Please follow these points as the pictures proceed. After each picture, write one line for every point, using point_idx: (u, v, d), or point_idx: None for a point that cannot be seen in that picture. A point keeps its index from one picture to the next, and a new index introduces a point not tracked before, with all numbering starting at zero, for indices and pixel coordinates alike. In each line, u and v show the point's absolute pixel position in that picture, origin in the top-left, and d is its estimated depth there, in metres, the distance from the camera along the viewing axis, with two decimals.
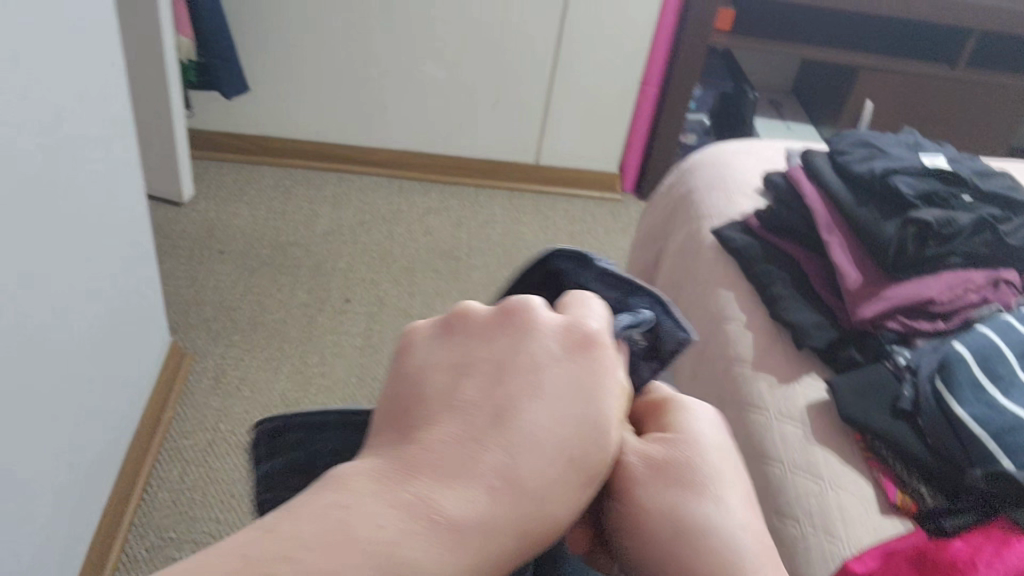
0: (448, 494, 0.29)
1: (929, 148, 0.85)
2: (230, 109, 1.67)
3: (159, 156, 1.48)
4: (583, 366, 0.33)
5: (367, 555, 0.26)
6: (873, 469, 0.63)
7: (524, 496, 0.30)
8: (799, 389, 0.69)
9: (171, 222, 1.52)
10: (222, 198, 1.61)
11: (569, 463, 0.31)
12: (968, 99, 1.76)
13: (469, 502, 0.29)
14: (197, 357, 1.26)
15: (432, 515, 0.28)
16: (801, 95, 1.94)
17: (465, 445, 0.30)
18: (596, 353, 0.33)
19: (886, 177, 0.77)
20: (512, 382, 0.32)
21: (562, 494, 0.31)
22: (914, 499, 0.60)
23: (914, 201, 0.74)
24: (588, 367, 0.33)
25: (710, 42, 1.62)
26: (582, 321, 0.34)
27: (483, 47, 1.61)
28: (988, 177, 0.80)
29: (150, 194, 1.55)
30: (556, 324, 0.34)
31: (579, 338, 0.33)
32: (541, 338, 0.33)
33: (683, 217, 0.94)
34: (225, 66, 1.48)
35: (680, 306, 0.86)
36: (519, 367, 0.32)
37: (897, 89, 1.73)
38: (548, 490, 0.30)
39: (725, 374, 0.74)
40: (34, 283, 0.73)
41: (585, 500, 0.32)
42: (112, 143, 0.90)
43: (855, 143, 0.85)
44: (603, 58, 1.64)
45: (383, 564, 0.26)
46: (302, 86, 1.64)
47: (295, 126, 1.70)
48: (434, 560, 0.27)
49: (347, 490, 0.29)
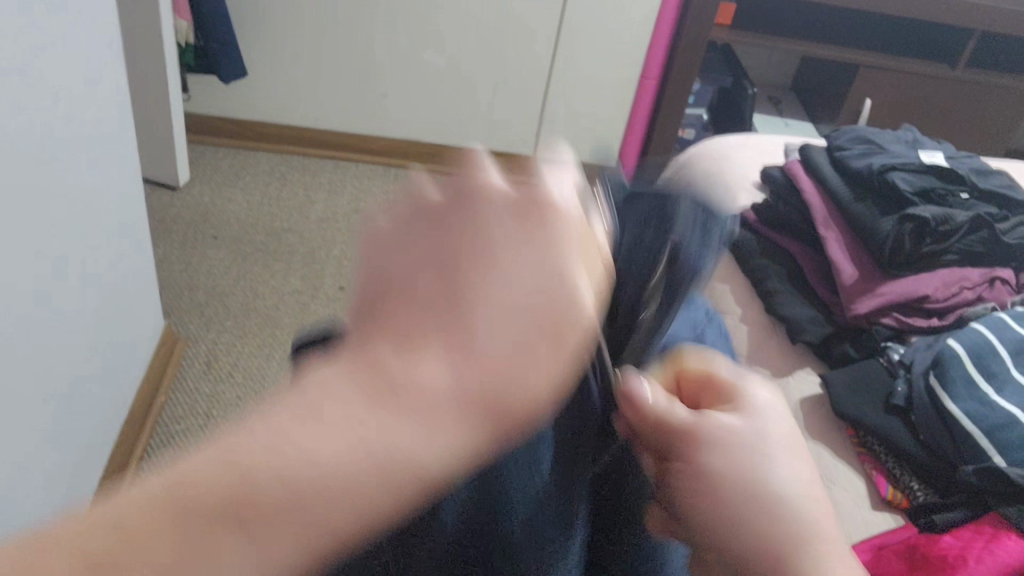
0: (419, 366, 0.26)
1: (927, 146, 0.85)
2: (227, 94, 1.66)
3: (154, 140, 1.48)
4: (541, 228, 0.30)
5: (339, 439, 0.24)
6: (865, 464, 0.63)
7: (497, 372, 0.27)
8: (792, 382, 0.70)
9: (166, 206, 1.51)
10: (218, 183, 1.60)
11: (541, 332, 0.28)
12: (967, 99, 1.76)
13: (438, 373, 0.26)
14: (190, 343, 1.26)
15: (401, 390, 0.26)
16: (800, 92, 1.94)
17: (427, 324, 0.27)
18: (555, 215, 0.30)
19: (884, 172, 0.77)
20: (488, 275, 0.28)
21: (536, 365, 0.28)
22: (905, 494, 0.60)
23: (911, 198, 0.74)
24: (547, 230, 0.30)
25: (710, 37, 1.62)
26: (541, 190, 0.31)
27: (483, 36, 1.60)
28: (986, 175, 0.80)
29: (145, 177, 1.55)
30: (510, 192, 0.31)
31: (537, 204, 0.30)
32: (494, 205, 0.30)
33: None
34: (223, 51, 1.47)
35: None
36: (474, 236, 0.29)
37: (896, 89, 1.72)
38: (520, 365, 0.27)
39: None
40: (28, 262, 0.73)
41: (564, 373, 0.29)
42: (108, 124, 0.90)
43: (854, 139, 0.85)
44: (602, 51, 1.63)
45: (355, 448, 0.24)
46: (301, 72, 1.63)
47: (293, 112, 1.69)
48: (409, 439, 0.25)
49: (317, 381, 0.26)
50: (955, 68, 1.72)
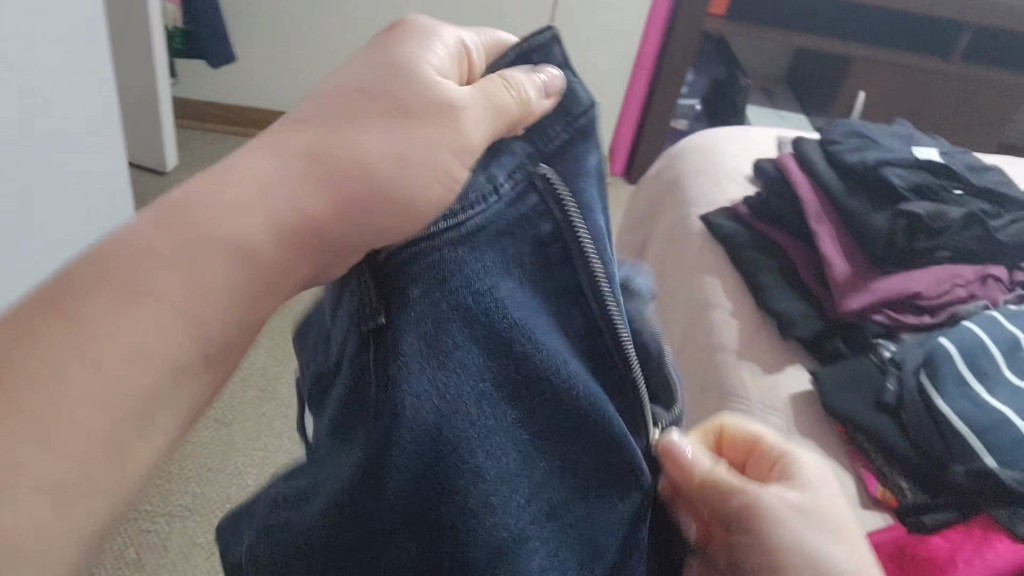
0: (263, 168, 0.31)
1: (921, 140, 0.84)
2: (216, 77, 1.64)
3: (141, 123, 1.46)
4: (405, 62, 0.36)
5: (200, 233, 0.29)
6: (854, 463, 0.63)
7: (363, 178, 0.33)
8: (781, 379, 0.69)
9: (152, 190, 1.49)
10: (205, 167, 1.58)
11: (406, 143, 0.34)
12: (961, 93, 1.76)
13: (279, 170, 0.31)
14: None
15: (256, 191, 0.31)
16: (794, 84, 1.93)
17: (290, 143, 0.33)
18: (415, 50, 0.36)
19: (877, 167, 0.76)
20: (373, 119, 0.34)
21: (407, 174, 0.33)
22: (894, 493, 0.60)
23: (904, 193, 0.74)
24: (408, 61, 0.36)
25: (704, 27, 1.61)
26: (411, 39, 0.37)
27: (476, 23, 1.59)
28: (980, 171, 0.80)
29: (131, 161, 1.52)
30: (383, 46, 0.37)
31: (401, 50, 0.37)
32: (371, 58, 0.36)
33: (671, 201, 0.93)
34: (212, 34, 1.46)
35: (665, 290, 0.85)
36: (352, 82, 0.35)
37: (889, 82, 1.72)
38: (390, 176, 0.33)
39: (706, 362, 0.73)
40: None
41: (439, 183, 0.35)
42: None
43: (848, 132, 0.84)
44: (597, 40, 1.62)
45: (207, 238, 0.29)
46: (291, 57, 1.61)
47: (283, 97, 1.67)
48: (260, 230, 0.30)
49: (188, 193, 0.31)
50: (948, 61, 1.72)
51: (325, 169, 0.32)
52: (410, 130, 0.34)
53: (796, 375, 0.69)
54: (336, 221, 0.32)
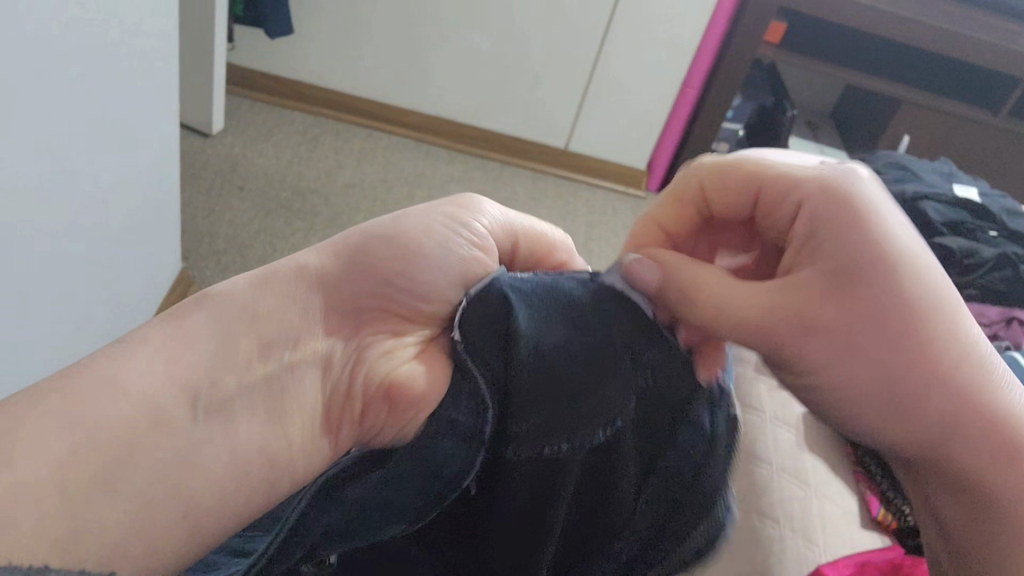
0: (208, 335, 0.40)
1: (960, 179, 0.95)
2: (272, 49, 1.68)
3: (193, 88, 1.49)
4: None
5: (189, 362, 0.39)
6: (861, 486, 0.70)
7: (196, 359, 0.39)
8: (818, 503, 0.67)
9: (197, 152, 1.53)
10: (251, 135, 1.61)
11: (205, 350, 0.40)
12: (1005, 145, 1.76)
13: (175, 368, 0.38)
14: (203, 288, 1.27)
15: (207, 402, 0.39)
16: (839, 121, 1.95)
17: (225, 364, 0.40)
18: None
19: (916, 201, 0.87)
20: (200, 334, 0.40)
21: (194, 386, 0.39)
22: (895, 517, 0.67)
23: (939, 227, 0.84)
24: None
25: (757, 54, 1.63)
26: None
27: (529, 27, 1.61)
28: (1015, 215, 0.90)
29: (181, 122, 1.56)
30: None
31: None
32: None
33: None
34: (274, 6, 1.49)
35: None
36: (202, 315, 0.41)
37: (934, 127, 1.73)
38: (201, 346, 0.40)
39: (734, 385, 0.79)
40: (47, 172, 0.75)
41: (237, 343, 0.41)
42: (151, 64, 0.92)
43: (890, 163, 0.96)
44: (649, 55, 1.64)
45: (177, 364, 0.39)
46: (348, 37, 1.65)
47: (333, 74, 1.71)
48: (176, 374, 0.38)
49: (169, 344, 0.39)
50: (997, 114, 1.72)
51: (226, 354, 0.40)
52: (214, 394, 0.39)
53: (786, 444, 0.72)
54: (201, 393, 0.39)
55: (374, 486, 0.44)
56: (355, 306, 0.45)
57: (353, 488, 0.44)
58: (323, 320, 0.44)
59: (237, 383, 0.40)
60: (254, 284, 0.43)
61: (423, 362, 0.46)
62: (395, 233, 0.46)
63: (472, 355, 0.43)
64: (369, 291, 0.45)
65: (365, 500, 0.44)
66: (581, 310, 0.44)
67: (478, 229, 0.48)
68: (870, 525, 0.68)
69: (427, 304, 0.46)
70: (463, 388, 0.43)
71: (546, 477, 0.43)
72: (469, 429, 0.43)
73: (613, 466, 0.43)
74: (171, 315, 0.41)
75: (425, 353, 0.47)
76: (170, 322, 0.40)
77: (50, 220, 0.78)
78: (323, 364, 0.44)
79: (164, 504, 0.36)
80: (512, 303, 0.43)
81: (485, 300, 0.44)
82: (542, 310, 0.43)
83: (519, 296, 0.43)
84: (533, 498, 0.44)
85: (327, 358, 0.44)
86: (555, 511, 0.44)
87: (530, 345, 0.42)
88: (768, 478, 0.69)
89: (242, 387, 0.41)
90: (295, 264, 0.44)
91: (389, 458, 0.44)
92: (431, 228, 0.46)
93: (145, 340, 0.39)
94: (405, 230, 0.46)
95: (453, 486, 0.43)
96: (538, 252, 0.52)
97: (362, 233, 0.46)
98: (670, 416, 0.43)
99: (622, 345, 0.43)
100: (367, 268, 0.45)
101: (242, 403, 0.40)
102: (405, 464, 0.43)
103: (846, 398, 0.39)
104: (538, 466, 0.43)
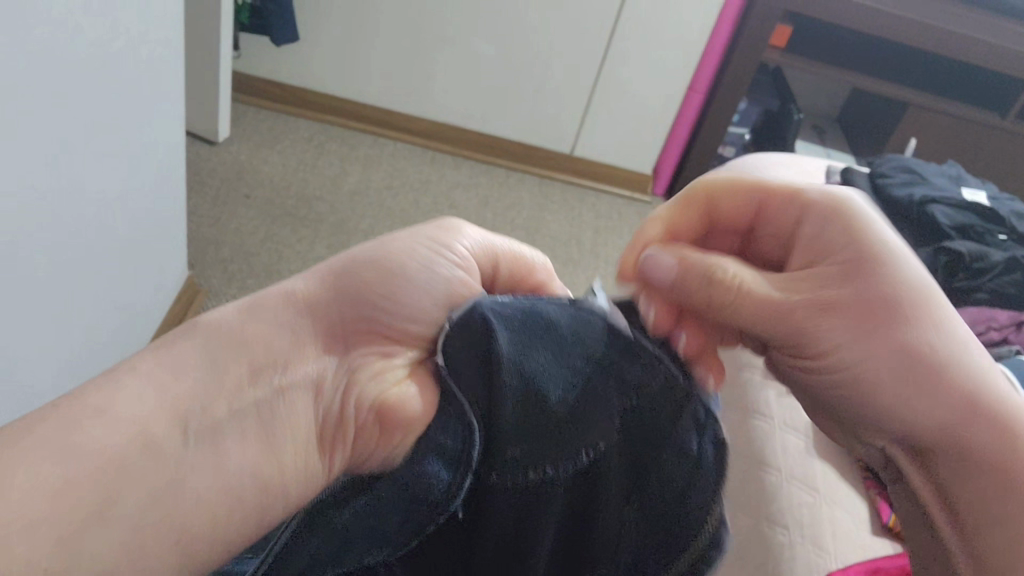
0: (208, 356, 0.40)
1: (969, 182, 0.95)
2: (277, 57, 1.68)
3: (198, 96, 1.49)
4: None
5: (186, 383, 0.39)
6: (869, 491, 0.69)
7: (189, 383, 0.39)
8: (828, 509, 0.66)
9: (202, 160, 1.53)
10: (256, 143, 1.62)
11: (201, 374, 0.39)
12: (1012, 147, 1.75)
13: (170, 392, 0.38)
14: (210, 296, 1.27)
15: (205, 425, 0.38)
16: (846, 125, 1.94)
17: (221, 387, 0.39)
18: None
19: (924, 204, 0.86)
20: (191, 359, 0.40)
21: (189, 410, 0.38)
22: None
23: (948, 231, 0.83)
24: None
25: (763, 57, 1.62)
26: None
27: (534, 33, 1.61)
28: None
29: (187, 130, 1.56)
30: None
31: None
32: None
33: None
34: (279, 14, 1.49)
35: None
36: (193, 340, 0.40)
37: (941, 129, 1.72)
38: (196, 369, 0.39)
39: (743, 391, 0.79)
40: (52, 181, 0.75)
41: (230, 365, 0.40)
42: (156, 73, 0.92)
43: (897, 167, 0.96)
44: (653, 59, 1.63)
45: (174, 386, 0.38)
46: (352, 44, 1.65)
47: (338, 81, 1.71)
48: (168, 398, 0.38)
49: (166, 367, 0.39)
50: (1004, 115, 1.72)
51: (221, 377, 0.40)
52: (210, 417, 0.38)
53: (795, 451, 0.71)
54: (196, 416, 0.38)
55: (359, 512, 0.44)
56: (340, 326, 0.45)
57: (344, 514, 0.44)
58: (313, 341, 0.44)
59: (227, 409, 0.39)
60: (243, 311, 0.43)
61: (414, 385, 0.46)
62: (376, 255, 0.46)
63: (460, 378, 0.43)
64: (351, 313, 0.45)
65: (352, 526, 0.44)
66: (561, 338, 0.44)
67: (460, 248, 0.49)
68: (880, 532, 0.66)
69: (412, 322, 0.46)
70: (447, 415, 0.44)
71: (532, 502, 0.44)
72: (457, 452, 0.43)
73: (595, 495, 0.44)
74: (164, 342, 0.40)
75: (414, 376, 0.46)
76: (162, 349, 0.40)
77: (55, 229, 0.78)
78: (314, 388, 0.43)
79: (158, 530, 0.35)
80: (495, 327, 0.43)
81: (467, 327, 0.43)
82: (523, 335, 0.43)
83: (502, 322, 0.43)
84: (519, 522, 0.45)
85: (319, 381, 0.43)
86: (541, 532, 0.45)
87: (513, 376, 0.42)
88: (777, 485, 0.69)
89: (241, 408, 0.40)
90: (284, 291, 0.44)
91: (375, 483, 0.44)
92: (413, 250, 0.47)
93: (143, 361, 0.39)
94: (387, 253, 0.46)
95: (440, 508, 0.43)
96: (518, 276, 0.53)
97: (347, 258, 0.46)
98: (654, 442, 0.43)
99: (598, 374, 0.44)
100: (346, 291, 0.45)
101: (241, 423, 0.40)
102: (391, 488, 0.43)
103: (862, 379, 0.45)
104: (523, 490, 0.44)
